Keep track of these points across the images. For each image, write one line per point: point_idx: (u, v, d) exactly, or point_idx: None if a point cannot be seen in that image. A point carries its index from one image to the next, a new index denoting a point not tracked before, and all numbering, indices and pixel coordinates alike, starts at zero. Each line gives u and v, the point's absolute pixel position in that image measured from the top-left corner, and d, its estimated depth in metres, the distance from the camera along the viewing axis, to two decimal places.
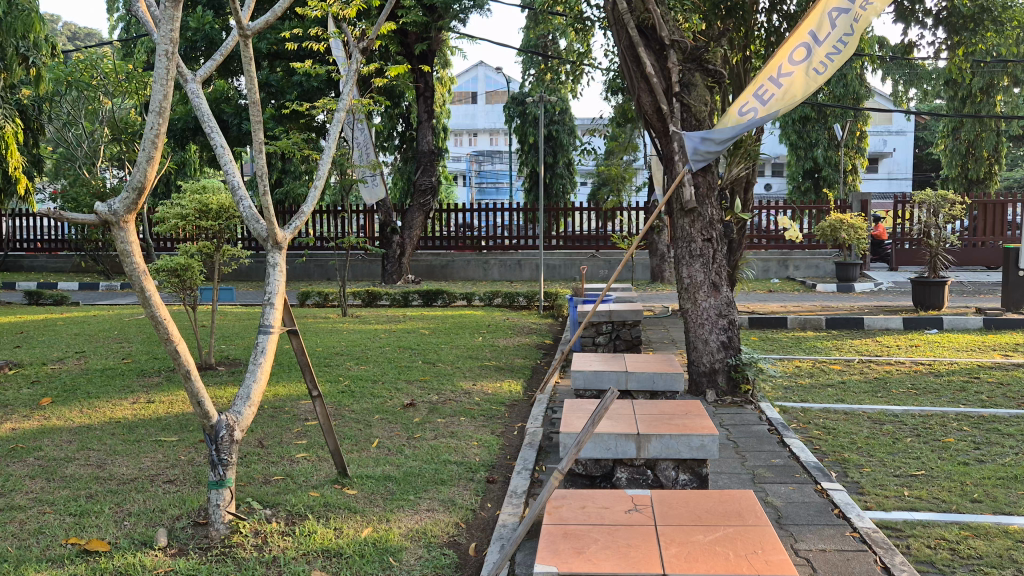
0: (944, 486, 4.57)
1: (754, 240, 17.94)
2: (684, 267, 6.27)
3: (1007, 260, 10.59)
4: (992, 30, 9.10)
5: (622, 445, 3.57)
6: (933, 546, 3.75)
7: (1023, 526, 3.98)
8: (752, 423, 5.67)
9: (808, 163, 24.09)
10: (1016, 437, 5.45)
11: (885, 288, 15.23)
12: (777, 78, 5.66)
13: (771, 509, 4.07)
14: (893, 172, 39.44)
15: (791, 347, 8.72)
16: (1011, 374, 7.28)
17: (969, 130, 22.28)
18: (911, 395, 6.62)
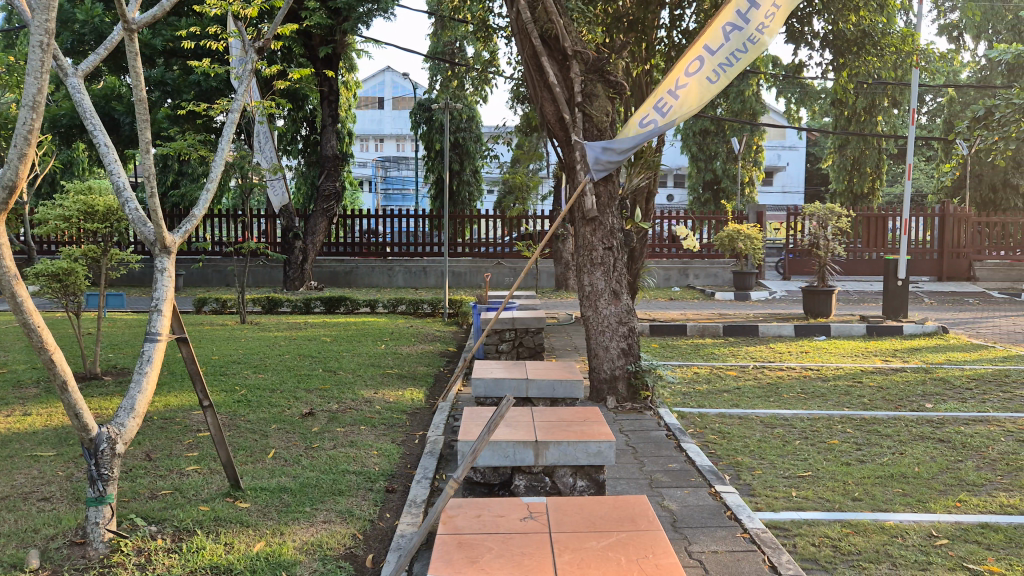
0: (828, 486, 4.78)
1: (655, 249, 18.39)
2: (586, 275, 6.36)
3: (887, 270, 11.20)
4: (874, 54, 9.60)
5: (520, 453, 3.57)
6: (817, 544, 3.91)
7: (898, 523, 4.21)
8: (650, 429, 5.78)
9: (708, 175, 24.90)
10: (894, 438, 5.75)
11: (778, 296, 15.87)
12: (674, 91, 5.81)
13: (666, 513, 4.15)
14: (787, 185, 41.22)
15: (690, 354, 8.96)
16: (890, 378, 7.69)
17: (855, 146, 23.50)
18: (801, 399, 6.90)
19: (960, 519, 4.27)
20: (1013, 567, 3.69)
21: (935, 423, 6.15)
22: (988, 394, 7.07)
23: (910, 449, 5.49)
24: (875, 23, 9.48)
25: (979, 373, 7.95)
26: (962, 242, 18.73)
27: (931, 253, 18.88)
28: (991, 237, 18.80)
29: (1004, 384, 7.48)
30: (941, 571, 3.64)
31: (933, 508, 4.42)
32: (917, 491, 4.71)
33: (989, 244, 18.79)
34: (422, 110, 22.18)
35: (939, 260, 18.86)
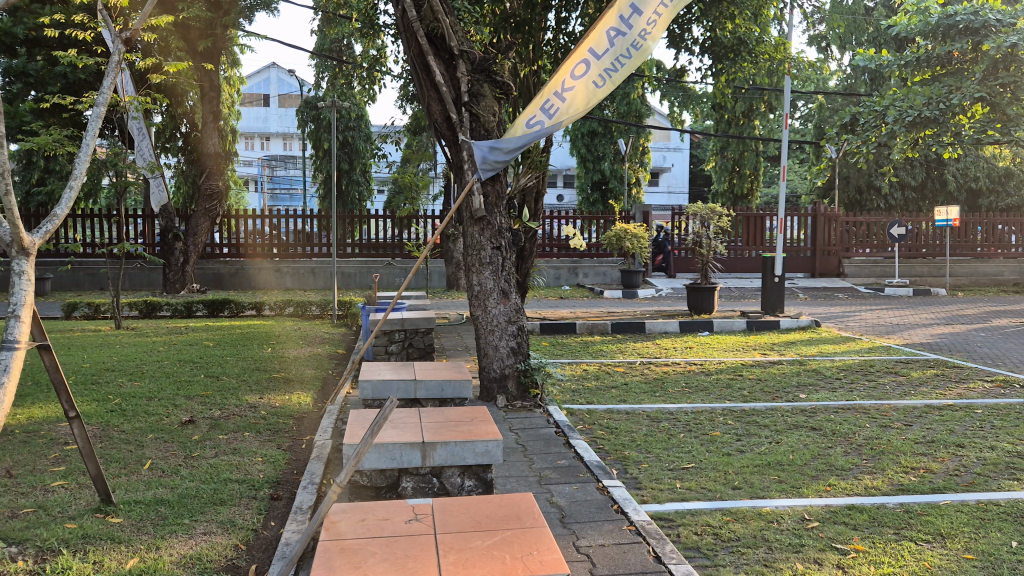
0: (710, 476, 4.95)
1: (545, 249, 18.62)
2: (475, 275, 6.35)
3: (764, 267, 11.70)
4: (749, 60, 10.05)
5: (407, 454, 3.52)
6: (700, 533, 4.05)
7: (774, 509, 4.41)
8: (540, 426, 5.84)
9: (596, 176, 25.36)
10: (771, 428, 6.02)
11: (664, 294, 16.36)
12: (561, 93, 5.87)
13: (555, 510, 4.19)
14: (672, 186, 42.62)
15: (579, 351, 9.11)
16: (768, 371, 8.04)
17: (734, 149, 24.50)
18: (685, 393, 7.13)
19: (830, 502, 4.51)
20: (876, 545, 3.92)
21: (808, 412, 6.47)
22: (856, 383, 7.50)
23: (785, 438, 5.76)
24: (749, 31, 9.93)
25: (848, 363, 8.43)
26: (832, 240, 19.82)
27: (805, 251, 19.88)
28: (858, 235, 19.95)
29: (869, 373, 7.96)
30: (812, 552, 3.83)
31: (806, 493, 4.66)
32: (791, 477, 4.94)
33: (856, 242, 19.92)
34: (308, 108, 21.63)
35: (811, 257, 19.89)
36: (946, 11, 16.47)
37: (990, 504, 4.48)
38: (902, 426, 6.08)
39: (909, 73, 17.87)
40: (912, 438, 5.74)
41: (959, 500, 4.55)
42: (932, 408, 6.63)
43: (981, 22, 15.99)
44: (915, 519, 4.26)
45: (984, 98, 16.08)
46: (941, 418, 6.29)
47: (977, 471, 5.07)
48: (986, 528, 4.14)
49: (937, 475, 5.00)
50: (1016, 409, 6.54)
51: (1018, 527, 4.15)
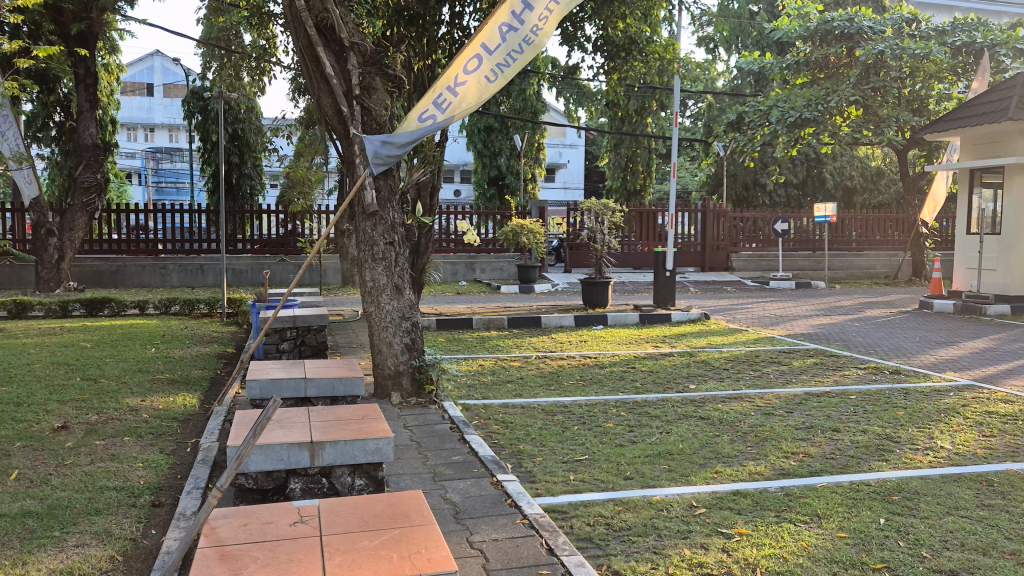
0: (603, 467, 5.04)
1: (442, 244, 18.55)
2: (367, 270, 6.26)
3: (657, 261, 11.99)
4: (640, 59, 10.30)
5: (294, 455, 3.44)
6: (592, 523, 4.11)
7: (664, 497, 4.53)
8: (435, 422, 5.81)
9: (493, 172, 25.40)
10: (662, 419, 6.17)
11: (560, 289, 16.55)
12: (453, 87, 5.83)
13: (449, 506, 4.17)
14: (568, 182, 43.21)
15: (475, 346, 9.10)
16: (660, 363, 8.25)
17: (628, 146, 25.02)
18: (579, 386, 7.23)
19: (716, 489, 4.67)
20: (758, 528, 4.08)
21: (697, 402, 6.67)
22: (742, 373, 7.80)
23: (676, 428, 5.92)
24: (640, 31, 10.16)
25: (734, 354, 8.75)
26: (721, 236, 20.53)
27: (695, 246, 20.53)
28: (745, 231, 20.72)
29: (754, 363, 8.28)
30: (699, 538, 3.95)
31: (695, 481, 4.80)
32: (681, 466, 5.09)
33: (743, 238, 20.69)
34: (195, 99, 20.86)
35: (701, 252, 20.55)
36: (824, 18, 17.41)
37: (862, 485, 4.75)
38: (783, 413, 6.35)
39: (789, 75, 18.71)
40: (793, 424, 6.01)
41: (835, 482, 4.80)
42: (811, 395, 6.96)
43: (856, 29, 17.07)
44: (794, 501, 4.46)
45: (858, 100, 17.11)
46: (820, 404, 6.60)
47: (851, 454, 5.35)
48: (858, 507, 4.38)
49: (815, 459, 5.25)
50: (887, 395, 6.95)
51: (886, 505, 4.41)
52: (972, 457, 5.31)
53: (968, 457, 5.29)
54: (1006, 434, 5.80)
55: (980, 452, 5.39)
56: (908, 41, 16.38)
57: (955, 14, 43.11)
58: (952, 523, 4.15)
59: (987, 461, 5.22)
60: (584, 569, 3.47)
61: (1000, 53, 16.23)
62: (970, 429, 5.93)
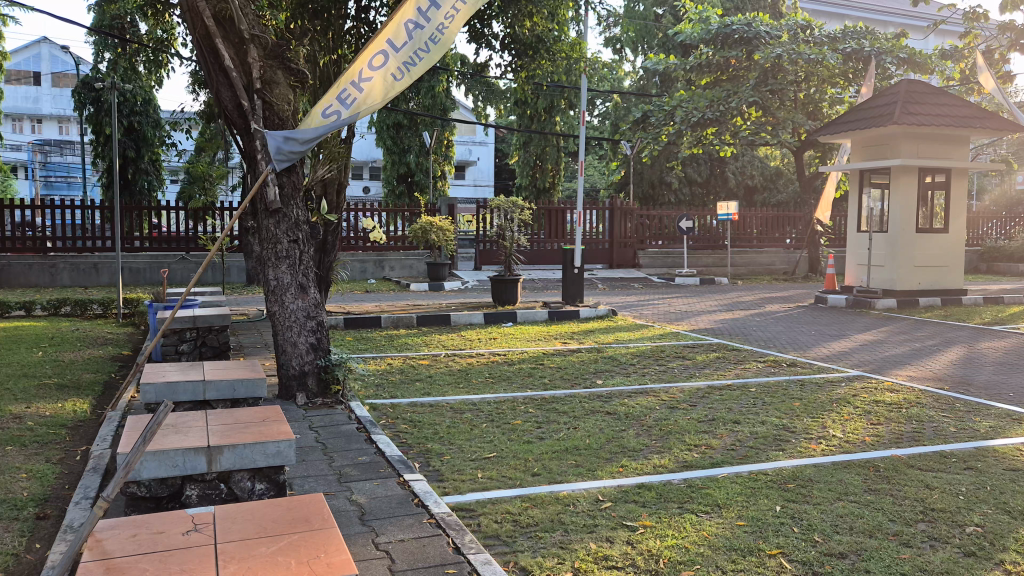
0: (511, 464, 5.06)
1: (350, 241, 18.29)
2: (270, 269, 6.10)
3: (565, 259, 12.12)
4: (547, 58, 10.41)
5: (191, 461, 3.31)
6: (500, 520, 4.13)
7: (571, 492, 4.58)
8: (342, 423, 5.71)
9: (402, 169, 25.13)
10: (569, 415, 6.25)
11: (470, 286, 16.54)
12: (358, 83, 5.75)
13: (354, 507, 4.10)
14: (477, 180, 43.25)
15: (384, 345, 9.00)
16: (568, 359, 8.35)
17: (537, 144, 25.13)
18: (488, 384, 7.25)
19: (621, 482, 4.76)
20: (662, 520, 4.18)
21: (604, 397, 6.78)
22: (647, 368, 7.97)
23: (583, 424, 6.00)
24: (547, 30, 10.28)
25: (640, 350, 8.93)
26: (628, 233, 20.94)
27: (603, 243, 20.85)
28: (651, 228, 21.19)
29: (659, 358, 8.47)
30: (605, 531, 4.02)
31: (600, 475, 4.88)
32: (587, 461, 5.16)
33: (649, 235, 21.16)
34: (86, 89, 19.82)
35: (609, 249, 20.89)
36: (724, 22, 18.03)
37: (759, 474, 4.92)
38: (687, 407, 6.52)
39: (693, 76, 19.23)
40: (696, 417, 6.18)
41: (735, 472, 4.96)
42: (713, 388, 7.16)
43: (754, 34, 17.73)
44: (696, 493, 4.58)
45: (757, 102, 17.73)
46: (722, 397, 6.81)
47: (750, 444, 5.54)
48: (756, 496, 4.53)
49: (716, 451, 5.41)
50: (784, 386, 7.23)
51: (782, 493, 4.59)
52: (861, 444, 5.57)
53: (858, 444, 5.55)
54: (892, 422, 6.11)
55: (869, 439, 5.66)
56: (803, 46, 17.08)
57: (845, 22, 45.29)
58: (842, 508, 4.35)
59: (875, 447, 5.49)
60: (490, 567, 3.48)
61: (886, 61, 17.20)
62: (859, 417, 6.23)
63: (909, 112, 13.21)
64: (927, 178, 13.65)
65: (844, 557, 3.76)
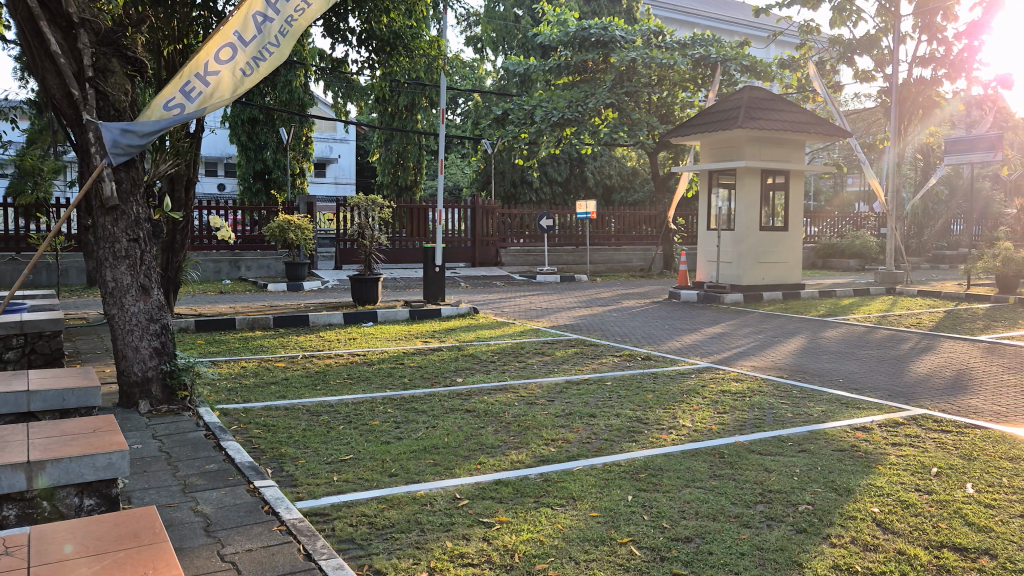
0: (368, 466, 4.98)
1: (202, 241, 17.54)
2: (107, 269, 5.73)
3: (426, 257, 12.05)
4: (406, 55, 10.48)
5: (7, 478, 3.06)
6: (355, 523, 4.06)
7: (428, 491, 4.57)
8: (188, 429, 5.44)
9: (259, 166, 24.16)
10: (428, 414, 6.22)
11: (330, 286, 16.18)
12: (204, 76, 5.50)
13: (199, 518, 3.92)
14: (339, 177, 42.46)
15: (237, 347, 8.66)
16: (428, 358, 8.32)
17: (399, 142, 24.71)
18: (346, 384, 7.10)
19: (479, 479, 4.79)
20: (517, 515, 4.22)
21: (463, 395, 6.79)
22: (507, 365, 8.05)
23: (441, 422, 5.99)
24: (404, 26, 10.35)
25: (501, 347, 9.00)
26: (490, 232, 21.12)
27: (465, 241, 20.90)
28: (512, 227, 21.46)
29: (519, 355, 8.56)
30: (461, 529, 4.02)
31: (458, 473, 4.89)
32: (445, 459, 5.15)
33: (511, 234, 21.43)
34: None
35: (471, 248, 20.97)
36: (581, 24, 18.48)
37: (613, 465, 5.07)
38: (545, 402, 6.63)
39: (551, 76, 19.61)
40: (553, 412, 6.29)
41: (589, 465, 5.08)
42: (570, 383, 7.31)
43: (609, 37, 18.30)
44: (552, 486, 4.67)
45: (613, 104, 18.29)
46: (578, 391, 6.97)
47: (604, 437, 5.69)
48: (610, 487, 4.67)
49: (572, 445, 5.52)
50: (638, 379, 7.48)
51: (634, 482, 4.75)
52: (707, 432, 5.85)
53: (705, 433, 5.82)
54: (736, 410, 6.45)
55: (715, 427, 5.95)
56: (655, 51, 17.82)
57: (695, 30, 47.50)
58: (689, 494, 4.54)
59: (720, 435, 5.78)
60: (342, 572, 3.40)
61: (731, 68, 18.10)
62: (706, 407, 6.54)
63: (752, 116, 13.99)
64: (769, 180, 14.48)
65: (689, 541, 3.93)
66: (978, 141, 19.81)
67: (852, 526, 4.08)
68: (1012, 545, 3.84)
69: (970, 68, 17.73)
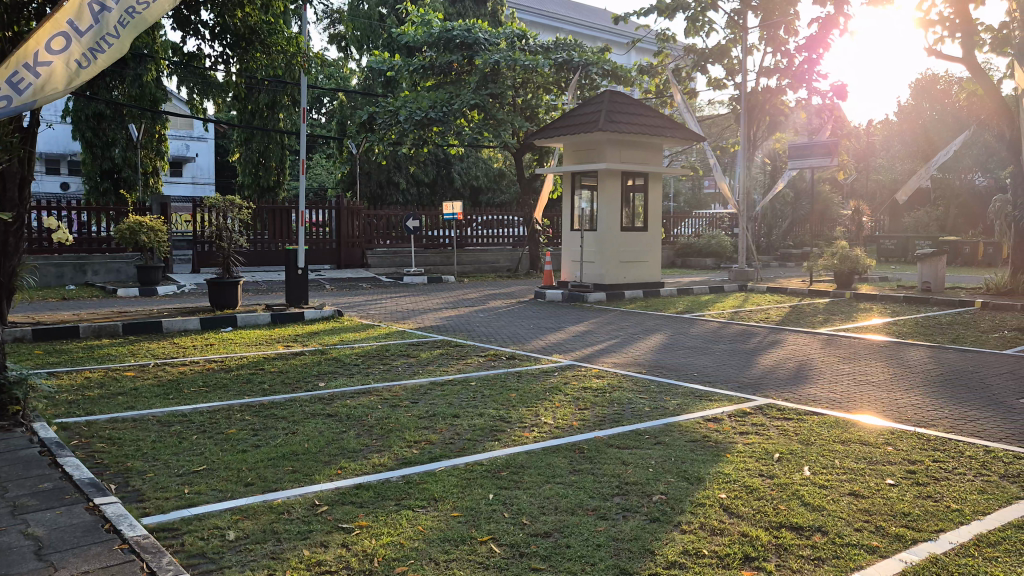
0: (222, 476, 4.79)
1: (42, 244, 16.40)
2: None
3: (288, 260, 11.70)
4: (263, 51, 10.49)
5: None
6: (206, 537, 3.89)
7: (285, 500, 4.44)
8: (20, 447, 5.05)
9: (106, 164, 22.70)
10: (289, 419, 6.06)
11: (187, 290, 15.48)
12: (34, 66, 5.23)
13: (29, 542, 3.65)
14: (197, 176, 40.76)
15: (82, 357, 8.14)
16: (289, 362, 8.10)
17: (260, 142, 23.72)
18: (201, 393, 6.81)
19: (339, 485, 4.70)
20: (378, 519, 4.17)
21: (325, 400, 6.66)
22: (372, 367, 7.96)
23: (302, 428, 5.85)
24: (261, 22, 10.36)
25: (366, 350, 8.88)
26: (355, 233, 20.76)
27: (330, 243, 20.49)
28: (378, 228, 21.23)
29: (384, 357, 8.47)
30: (319, 536, 3.94)
31: (317, 479, 4.78)
32: (304, 466, 5.03)
33: (378, 235, 21.19)
34: None
35: (337, 249, 20.57)
36: (445, 26, 18.53)
37: (475, 465, 5.10)
38: (409, 404, 6.60)
39: (417, 78, 19.58)
40: (417, 414, 6.27)
41: (452, 465, 5.09)
42: (434, 384, 7.31)
43: (473, 39, 18.39)
44: (414, 488, 4.64)
45: (478, 105, 18.42)
46: (442, 393, 6.96)
47: (467, 437, 5.72)
48: (471, 487, 4.69)
49: (435, 446, 5.52)
50: (502, 378, 7.57)
51: (495, 481, 4.79)
52: (569, 429, 5.97)
53: (566, 429, 5.94)
54: (596, 406, 6.62)
55: (576, 423, 6.09)
56: (518, 54, 18.12)
57: (559, 34, 48.59)
58: (549, 490, 4.63)
59: (580, 431, 5.91)
60: None
61: (593, 72, 18.76)
62: (567, 404, 6.69)
63: (613, 119, 14.46)
64: (629, 181, 14.94)
65: (548, 535, 4.00)
66: (817, 147, 21.25)
67: (701, 513, 4.27)
68: (842, 521, 4.13)
69: (810, 78, 18.98)
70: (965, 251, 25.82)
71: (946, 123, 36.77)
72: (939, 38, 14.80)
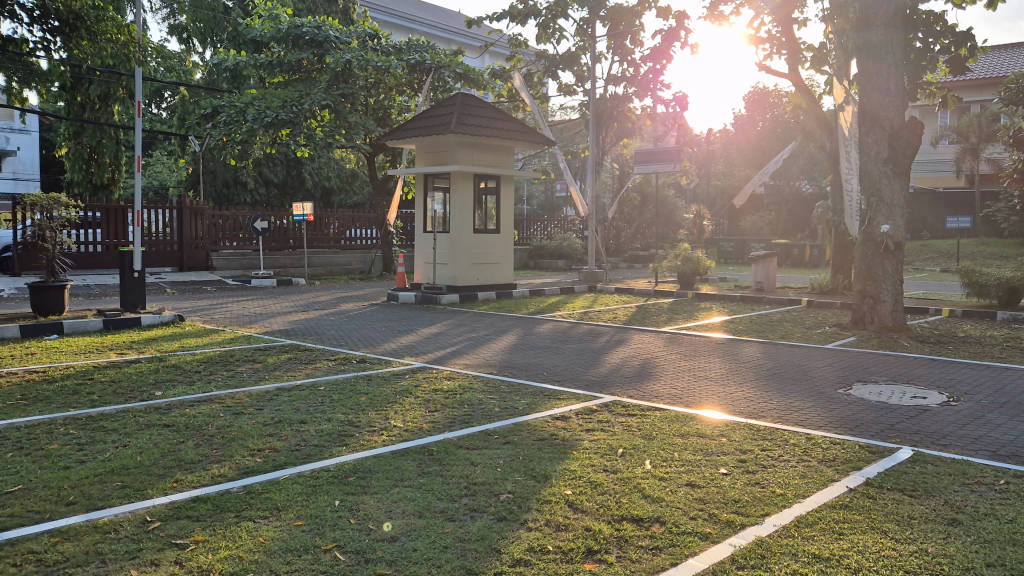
0: (40, 496, 4.43)
1: None
2: None
3: (122, 262, 10.99)
4: None
5: None
6: (19, 563, 3.58)
7: (111, 517, 4.16)
8: None
9: None
10: (120, 432, 5.69)
11: (6, 295, 14.28)
12: None
13: None
14: (19, 172, 37.73)
15: None
16: (122, 371, 7.61)
17: (91, 136, 22.06)
18: (18, 407, 6.27)
19: (174, 498, 4.45)
20: (216, 532, 3.98)
21: (161, 409, 6.30)
22: (213, 374, 7.60)
23: (134, 440, 5.50)
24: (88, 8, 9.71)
25: (207, 356, 8.49)
26: (199, 234, 19.87)
27: (170, 245, 19.56)
28: (224, 229, 20.35)
29: (227, 363, 8.11)
30: (150, 554, 3.71)
31: (150, 494, 4.51)
32: (135, 480, 4.73)
33: (223, 236, 20.34)
34: None
35: (179, 251, 19.66)
36: (293, 22, 17.96)
37: (321, 471, 4.96)
38: (253, 411, 6.36)
39: (264, 73, 18.94)
40: (261, 421, 6.04)
41: (296, 473, 4.93)
42: (281, 390, 7.06)
43: (324, 37, 17.97)
44: (255, 498, 4.46)
45: (329, 105, 18.04)
46: (289, 398, 6.74)
47: (314, 443, 5.57)
48: (316, 494, 4.56)
49: (280, 453, 5.34)
50: (351, 382, 7.42)
51: (342, 487, 4.69)
52: (418, 432, 5.93)
53: (415, 432, 5.90)
54: (446, 408, 6.62)
55: (426, 426, 6.07)
56: (371, 54, 17.91)
57: (412, 36, 48.46)
58: (397, 494, 4.58)
59: (430, 433, 5.89)
60: None
61: (445, 75, 18.79)
62: (417, 406, 6.65)
63: (464, 122, 14.54)
64: (481, 184, 15.08)
65: (394, 540, 3.95)
66: (660, 153, 22.20)
67: (546, 510, 4.34)
68: (678, 511, 4.31)
69: (654, 87, 19.78)
70: (795, 253, 27.74)
71: (777, 133, 39.23)
72: (768, 55, 15.77)
